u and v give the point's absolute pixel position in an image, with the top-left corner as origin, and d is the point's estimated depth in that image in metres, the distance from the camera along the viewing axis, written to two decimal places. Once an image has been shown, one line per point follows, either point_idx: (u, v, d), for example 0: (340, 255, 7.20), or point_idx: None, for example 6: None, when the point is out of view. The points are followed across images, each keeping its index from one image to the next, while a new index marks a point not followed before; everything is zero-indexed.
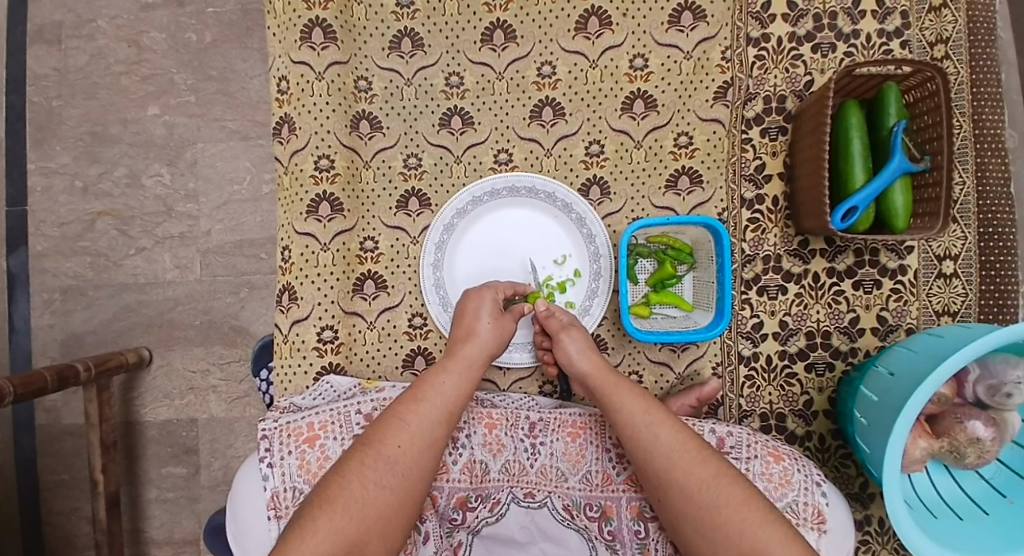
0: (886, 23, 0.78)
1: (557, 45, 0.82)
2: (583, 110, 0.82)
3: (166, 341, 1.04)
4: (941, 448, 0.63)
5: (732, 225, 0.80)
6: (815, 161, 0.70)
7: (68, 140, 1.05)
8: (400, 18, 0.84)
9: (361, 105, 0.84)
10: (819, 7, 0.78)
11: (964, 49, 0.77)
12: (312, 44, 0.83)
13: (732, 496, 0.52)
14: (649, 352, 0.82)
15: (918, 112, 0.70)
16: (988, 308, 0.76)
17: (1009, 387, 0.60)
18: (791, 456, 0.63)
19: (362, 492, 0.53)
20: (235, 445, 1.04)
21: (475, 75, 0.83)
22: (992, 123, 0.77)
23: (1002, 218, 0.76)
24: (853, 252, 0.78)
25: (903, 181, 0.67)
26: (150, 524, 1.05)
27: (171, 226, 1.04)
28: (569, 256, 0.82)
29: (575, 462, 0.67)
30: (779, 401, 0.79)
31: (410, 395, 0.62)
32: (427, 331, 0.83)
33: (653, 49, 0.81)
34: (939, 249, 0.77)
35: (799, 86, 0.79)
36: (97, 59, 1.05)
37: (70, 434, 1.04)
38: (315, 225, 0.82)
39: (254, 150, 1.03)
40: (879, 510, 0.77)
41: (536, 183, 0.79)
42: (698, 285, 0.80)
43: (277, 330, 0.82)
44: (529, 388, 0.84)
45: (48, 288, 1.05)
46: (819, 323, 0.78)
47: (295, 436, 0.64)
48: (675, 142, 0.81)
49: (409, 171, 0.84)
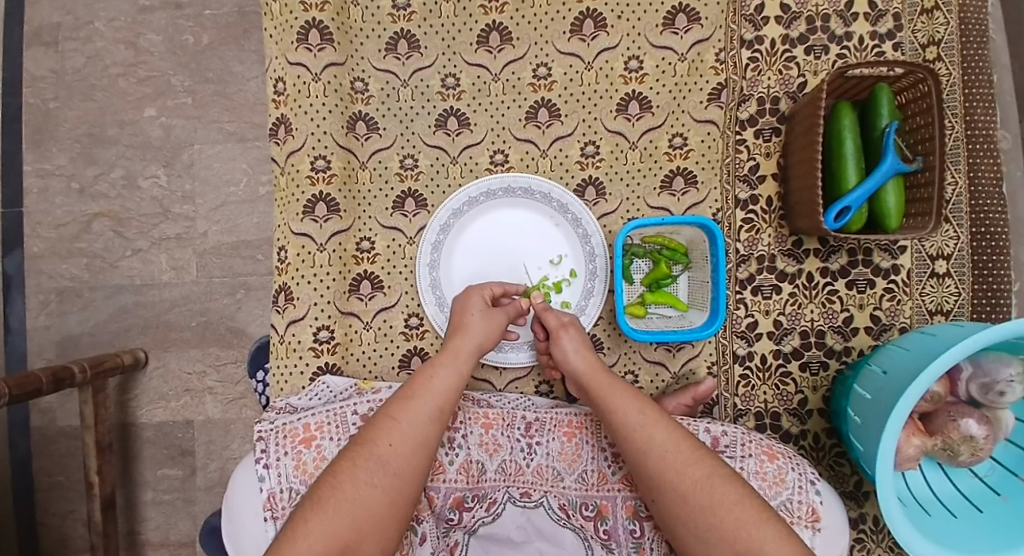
0: (879, 25, 0.79)
1: (553, 47, 0.83)
2: (579, 112, 0.83)
3: (162, 342, 1.04)
4: (934, 446, 0.63)
5: (726, 225, 0.80)
6: (808, 162, 0.70)
7: (65, 141, 1.05)
8: (397, 20, 0.84)
9: (358, 106, 0.85)
10: (812, 9, 0.79)
11: (956, 50, 0.77)
12: (310, 46, 0.83)
13: (725, 495, 0.53)
14: (645, 351, 0.82)
15: (910, 113, 0.70)
16: (981, 307, 0.76)
17: (1002, 385, 0.60)
18: (785, 455, 0.63)
19: (354, 492, 0.53)
20: (231, 447, 1.04)
21: (472, 77, 0.84)
22: (984, 124, 0.77)
23: (995, 218, 0.77)
24: (847, 252, 0.78)
25: (896, 182, 0.67)
26: (146, 526, 1.05)
27: (168, 227, 1.04)
28: (565, 255, 0.82)
29: (571, 462, 0.67)
30: (774, 400, 0.79)
31: (402, 394, 0.62)
32: (423, 331, 0.83)
33: (648, 51, 0.81)
34: (932, 249, 0.77)
35: (793, 88, 0.79)
36: (94, 61, 1.05)
37: (65, 436, 1.04)
38: (311, 226, 0.83)
39: (251, 152, 1.03)
40: (875, 509, 0.77)
41: (532, 184, 0.80)
42: (693, 284, 0.80)
43: (273, 330, 0.82)
44: (525, 388, 0.84)
45: (44, 290, 1.05)
46: (814, 322, 0.79)
47: (292, 437, 0.64)
48: (670, 143, 0.81)
49: (405, 172, 0.84)
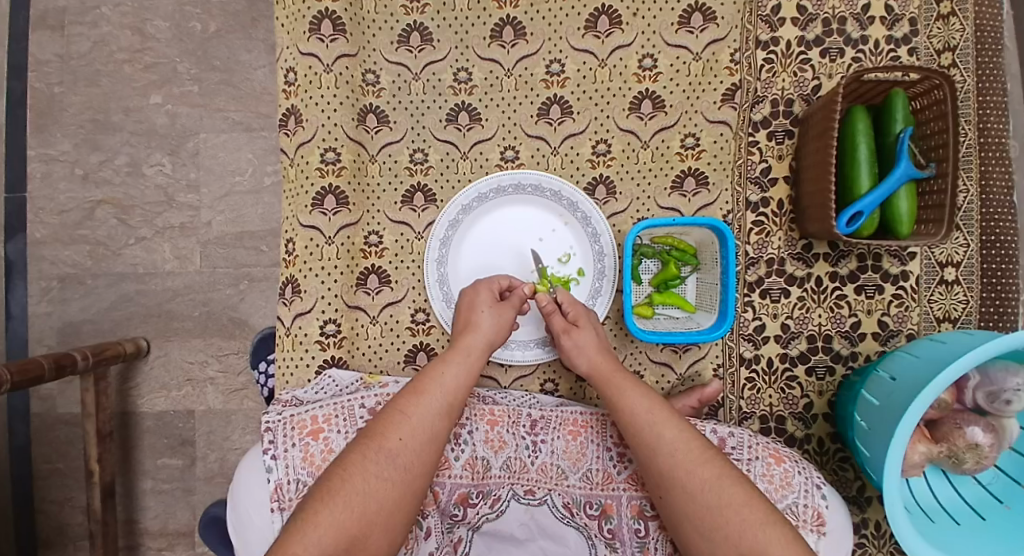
0: (895, 29, 0.78)
1: (567, 43, 0.82)
2: (591, 109, 0.82)
3: (164, 332, 1.04)
4: (940, 453, 0.63)
5: (736, 227, 0.80)
6: (821, 165, 0.70)
7: (69, 127, 1.04)
8: (410, 12, 0.83)
9: (369, 99, 0.84)
10: (829, 12, 0.78)
11: (971, 57, 0.77)
12: (321, 36, 0.83)
13: (734, 496, 0.52)
14: (651, 352, 0.82)
15: (924, 119, 0.70)
16: (989, 315, 0.76)
17: (1008, 394, 0.60)
18: (792, 458, 0.63)
19: (364, 485, 0.52)
20: (232, 438, 1.04)
21: (484, 71, 0.83)
22: (998, 131, 0.77)
23: (1006, 227, 0.76)
24: (856, 257, 0.78)
25: (908, 188, 0.67)
26: (144, 515, 1.05)
27: (171, 216, 1.04)
28: (573, 254, 0.82)
29: (576, 460, 0.67)
30: (780, 404, 0.79)
31: (411, 388, 0.62)
32: (430, 326, 0.83)
33: (663, 49, 0.81)
34: (941, 256, 0.77)
35: (807, 91, 0.79)
36: (100, 46, 1.04)
37: (65, 424, 1.03)
38: (320, 218, 0.82)
39: (257, 142, 1.03)
40: (877, 514, 0.77)
41: (542, 181, 0.79)
42: (702, 286, 0.80)
43: (279, 322, 0.82)
44: (530, 386, 0.84)
45: (46, 276, 1.05)
46: (821, 326, 0.79)
47: (300, 428, 0.63)
48: (682, 143, 0.81)
49: (415, 166, 0.84)
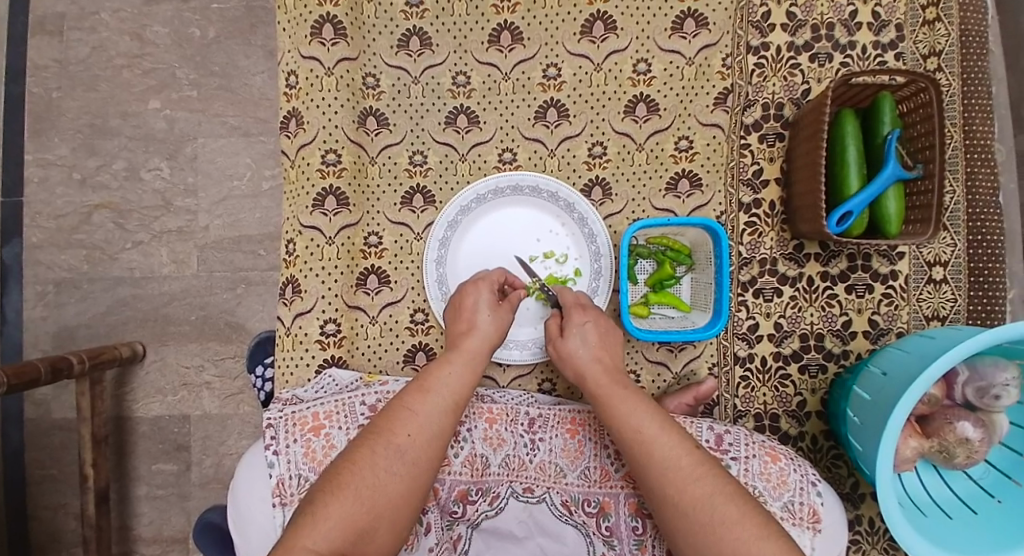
0: (881, 35, 0.80)
1: (563, 48, 0.84)
2: (587, 112, 0.84)
3: (160, 335, 1.04)
4: (931, 448, 0.65)
5: (730, 228, 0.82)
6: (812, 167, 0.71)
7: (67, 132, 1.04)
8: (409, 17, 0.85)
9: (369, 102, 0.85)
10: (817, 18, 0.81)
11: (956, 61, 0.79)
12: (322, 40, 0.84)
13: (727, 515, 0.52)
14: (647, 351, 0.83)
15: (911, 121, 0.72)
16: (977, 313, 0.78)
17: (997, 389, 0.62)
18: (787, 456, 0.64)
19: (373, 479, 0.53)
20: (228, 442, 1.03)
21: (482, 75, 0.85)
22: (982, 133, 0.79)
23: (990, 226, 0.78)
24: (846, 257, 0.80)
25: (896, 188, 0.69)
26: (138, 521, 1.04)
27: (169, 221, 1.04)
28: (569, 254, 0.83)
29: (574, 458, 0.67)
30: (774, 402, 0.81)
31: (418, 386, 0.62)
32: (428, 327, 0.84)
33: (656, 54, 0.83)
34: (930, 255, 0.79)
35: (796, 94, 0.81)
36: (99, 52, 1.05)
37: (60, 429, 1.03)
38: (320, 219, 0.84)
39: (256, 147, 1.04)
40: (870, 510, 0.79)
41: (540, 182, 0.81)
42: (696, 285, 0.81)
43: (280, 322, 0.83)
44: (528, 385, 0.85)
45: (42, 280, 1.05)
46: (814, 325, 0.80)
47: (301, 424, 0.64)
48: (676, 145, 0.82)
49: (414, 168, 0.85)
